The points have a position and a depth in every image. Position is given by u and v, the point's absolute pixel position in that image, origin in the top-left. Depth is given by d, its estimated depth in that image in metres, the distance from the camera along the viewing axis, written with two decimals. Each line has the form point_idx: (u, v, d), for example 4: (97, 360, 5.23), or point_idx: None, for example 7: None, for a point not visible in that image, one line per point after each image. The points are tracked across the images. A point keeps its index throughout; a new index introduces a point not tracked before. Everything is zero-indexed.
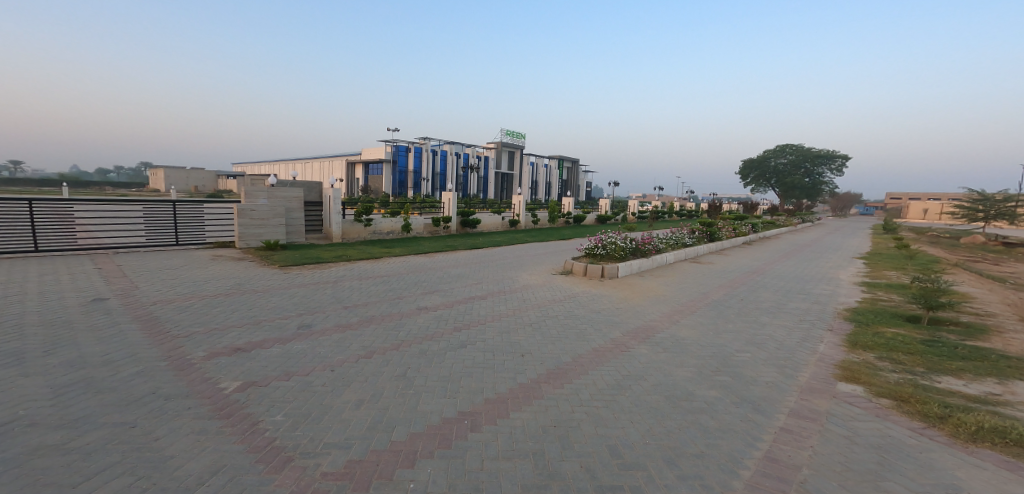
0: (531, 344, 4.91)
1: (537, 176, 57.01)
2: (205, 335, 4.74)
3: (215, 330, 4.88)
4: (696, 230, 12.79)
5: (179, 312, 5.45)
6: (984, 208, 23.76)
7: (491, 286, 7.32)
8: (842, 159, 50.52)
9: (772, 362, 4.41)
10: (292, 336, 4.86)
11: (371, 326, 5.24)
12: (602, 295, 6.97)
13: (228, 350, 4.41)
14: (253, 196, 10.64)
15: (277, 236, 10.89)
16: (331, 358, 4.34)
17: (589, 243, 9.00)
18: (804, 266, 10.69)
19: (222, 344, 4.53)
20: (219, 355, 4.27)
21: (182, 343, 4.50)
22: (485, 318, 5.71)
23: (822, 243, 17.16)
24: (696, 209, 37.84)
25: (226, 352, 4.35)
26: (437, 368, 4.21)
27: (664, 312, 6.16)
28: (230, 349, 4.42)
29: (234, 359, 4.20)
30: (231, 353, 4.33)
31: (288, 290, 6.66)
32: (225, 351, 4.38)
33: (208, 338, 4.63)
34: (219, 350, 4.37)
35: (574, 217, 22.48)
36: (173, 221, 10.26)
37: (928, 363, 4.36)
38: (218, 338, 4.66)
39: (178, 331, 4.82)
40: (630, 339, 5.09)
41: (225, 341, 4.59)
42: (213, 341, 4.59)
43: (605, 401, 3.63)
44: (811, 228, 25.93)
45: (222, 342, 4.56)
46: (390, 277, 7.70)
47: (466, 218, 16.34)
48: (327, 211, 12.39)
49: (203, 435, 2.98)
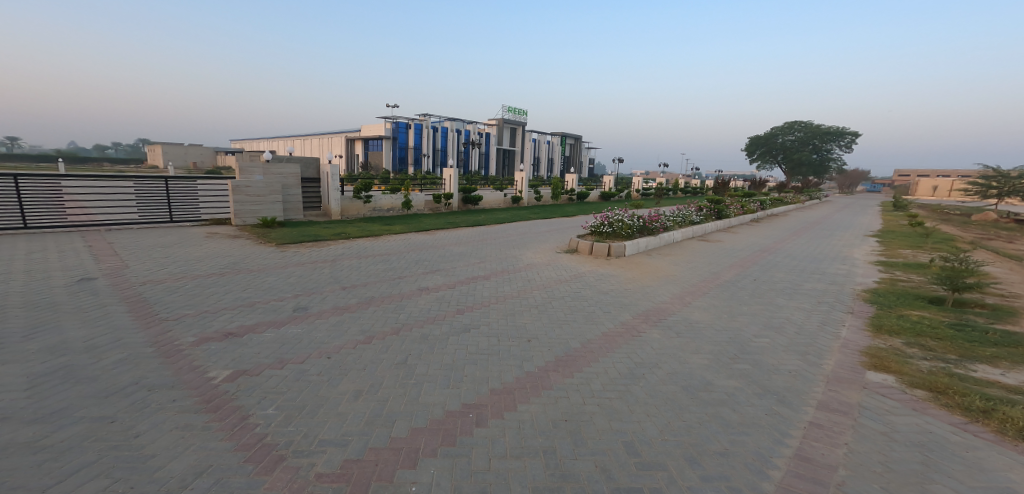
0: (537, 328, 4.67)
1: (540, 152, 56.15)
2: (196, 318, 4.51)
3: (207, 314, 4.65)
4: (704, 207, 12.45)
5: (169, 293, 5.22)
6: (998, 184, 23.09)
7: (495, 266, 7.05)
8: (852, 135, 49.34)
9: (794, 347, 4.15)
10: (287, 319, 4.63)
11: (370, 308, 5.00)
12: (611, 275, 6.72)
13: (219, 334, 4.18)
14: (248, 172, 10.31)
15: (274, 214, 10.60)
16: (328, 344, 4.12)
17: (594, 220, 8.67)
18: (817, 245, 10.36)
19: (213, 328, 4.30)
20: (211, 341, 4.04)
21: (171, 327, 4.28)
22: (489, 300, 5.46)
23: (832, 220, 16.78)
24: (702, 187, 37.23)
25: (217, 337, 4.12)
26: (440, 355, 4.00)
27: (676, 293, 5.90)
28: (222, 334, 4.19)
29: (225, 345, 3.98)
30: (222, 339, 4.11)
31: (284, 270, 6.41)
32: (216, 336, 4.16)
33: (199, 323, 4.40)
34: (210, 336, 4.14)
35: (579, 194, 22.08)
36: (167, 198, 9.97)
37: (960, 350, 4.10)
38: (208, 322, 4.43)
39: (168, 314, 4.59)
40: (642, 323, 4.85)
41: (216, 326, 4.36)
42: (204, 325, 4.36)
43: (618, 393, 3.39)
44: (820, 206, 25.46)
45: (213, 327, 4.33)
46: (390, 256, 7.43)
47: (468, 195, 15.99)
48: (325, 188, 12.07)
49: (187, 431, 2.78)
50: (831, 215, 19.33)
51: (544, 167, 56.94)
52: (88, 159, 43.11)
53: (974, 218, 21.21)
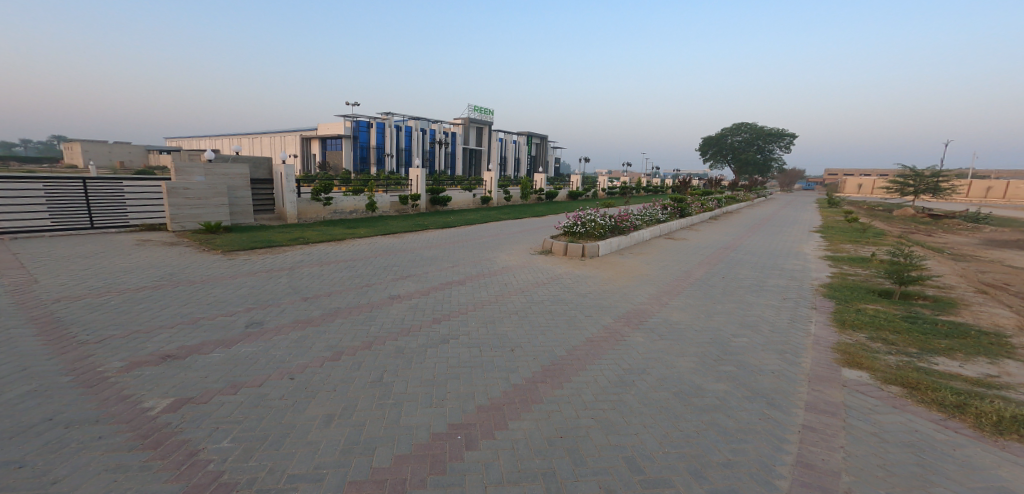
0: (520, 336, 4.50)
1: (506, 152, 55.92)
2: (124, 340, 3.96)
3: (139, 334, 4.10)
4: (668, 206, 12.75)
5: (93, 312, 4.58)
6: (915, 182, 25.34)
7: (469, 270, 6.79)
8: (792, 137, 52.74)
9: (771, 346, 4.25)
10: (238, 337, 4.17)
11: (336, 321, 4.62)
12: (586, 277, 6.66)
13: (156, 357, 3.69)
14: (186, 173, 9.41)
15: (217, 218, 9.75)
16: (289, 364, 3.73)
17: (567, 221, 8.65)
18: (773, 241, 10.85)
19: (147, 351, 3.78)
20: (144, 366, 3.54)
21: (93, 352, 3.72)
22: (466, 307, 5.21)
23: (780, 217, 17.74)
24: (660, 185, 38.47)
25: (153, 361, 3.63)
26: (419, 370, 3.72)
27: (653, 294, 5.92)
28: (159, 357, 3.69)
29: (162, 370, 3.50)
30: (159, 362, 3.62)
31: (234, 280, 5.85)
32: (151, 359, 3.66)
33: (129, 345, 3.86)
34: (143, 360, 3.63)
35: (547, 194, 22.11)
36: (86, 201, 8.92)
37: (918, 343, 4.36)
38: (141, 344, 3.90)
39: (89, 336, 4.00)
40: (624, 327, 4.80)
41: (150, 348, 3.84)
42: (135, 348, 3.83)
43: (611, 403, 3.29)
44: (768, 203, 26.94)
45: (146, 350, 3.81)
46: (355, 262, 6.99)
47: (435, 196, 15.56)
48: (278, 189, 11.29)
49: (121, 473, 2.37)
50: (781, 212, 20.43)
51: (510, 166, 56.75)
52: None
53: (897, 214, 23.18)
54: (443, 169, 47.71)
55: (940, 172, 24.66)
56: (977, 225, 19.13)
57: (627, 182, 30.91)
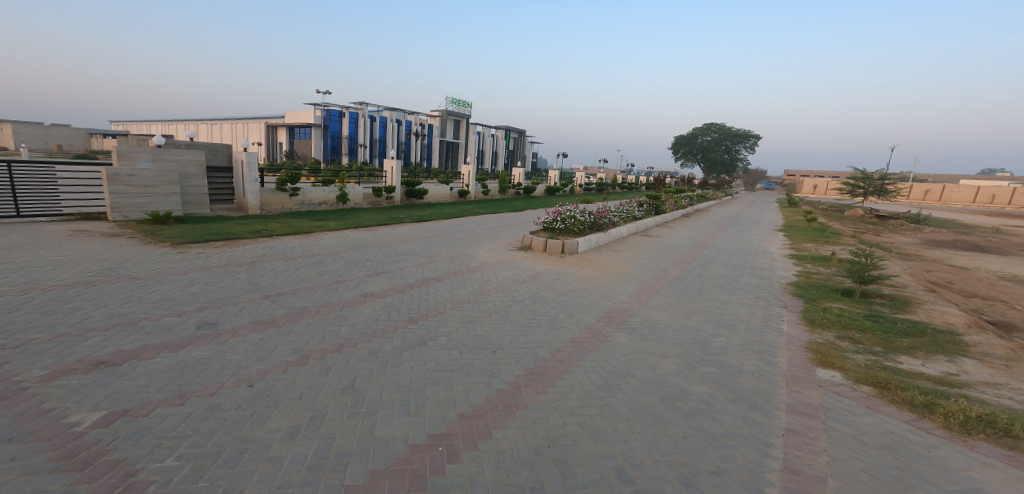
0: (501, 337, 4.35)
1: (483, 145, 55.43)
2: (46, 345, 3.57)
3: (64, 338, 3.71)
4: (644, 204, 12.87)
5: (15, 313, 4.10)
6: (865, 185, 26.76)
7: (446, 266, 6.56)
8: (755, 138, 54.73)
9: (748, 346, 4.29)
10: (187, 341, 3.82)
11: (303, 321, 4.32)
12: (565, 274, 6.59)
13: (86, 365, 3.34)
14: (131, 158, 8.70)
15: (168, 206, 9.07)
16: (248, 369, 3.43)
17: (547, 217, 8.58)
18: (743, 239, 11.13)
19: (74, 358, 3.42)
20: (70, 374, 3.19)
21: (7, 359, 3.33)
22: (444, 306, 5.00)
23: (746, 216, 18.32)
24: (632, 181, 39.14)
25: (82, 369, 3.28)
26: (395, 375, 3.51)
27: (632, 292, 5.90)
28: (89, 364, 3.34)
29: (91, 378, 3.16)
30: (90, 370, 3.28)
31: (185, 276, 5.40)
32: (80, 367, 3.31)
33: (52, 351, 3.48)
34: (69, 367, 3.28)
35: (525, 188, 21.97)
36: (11, 187, 8.09)
37: (883, 342, 4.52)
38: (67, 350, 3.52)
39: (5, 341, 3.59)
40: (607, 327, 4.74)
41: (78, 354, 3.47)
42: (59, 354, 3.45)
43: (597, 409, 3.20)
44: (735, 202, 27.86)
45: (73, 356, 3.44)
46: (323, 257, 6.63)
47: (410, 188, 15.12)
48: (239, 177, 10.62)
49: None
50: (748, 211, 21.11)
51: (488, 159, 56.35)
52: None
53: (849, 214, 24.44)
54: (419, 161, 46.74)
55: (888, 176, 26.14)
56: (924, 226, 20.44)
57: (603, 178, 31.22)
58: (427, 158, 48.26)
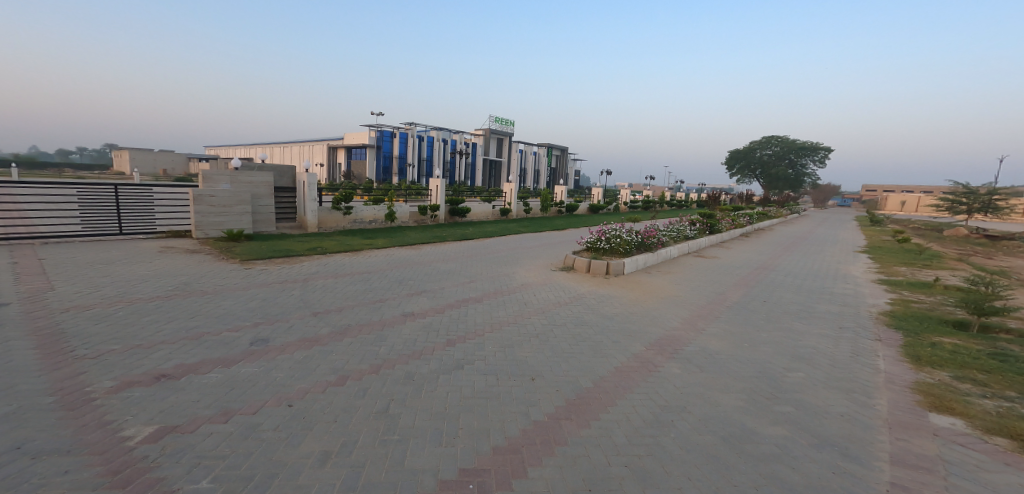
0: (542, 364, 4.10)
1: (526, 163, 55.92)
2: (120, 357, 3.77)
3: (136, 350, 3.91)
4: (696, 222, 12.14)
5: (97, 324, 4.42)
6: (969, 200, 23.72)
7: (487, 286, 6.43)
8: (827, 151, 50.77)
9: (832, 384, 3.70)
10: (240, 357, 3.90)
11: (345, 340, 4.32)
12: (612, 296, 6.23)
13: (149, 377, 3.47)
14: (212, 181, 9.35)
15: (240, 225, 9.75)
16: (289, 388, 3.43)
17: (591, 236, 8.26)
18: (816, 261, 10.10)
19: (140, 370, 3.57)
20: (134, 387, 3.32)
21: (85, 369, 3.53)
22: (483, 329, 4.83)
23: (816, 235, 16.79)
24: (686, 199, 37.47)
25: (145, 381, 3.40)
26: (429, 400, 3.36)
27: (686, 318, 5.42)
28: (152, 377, 3.47)
29: (152, 392, 3.27)
30: (151, 383, 3.40)
31: (246, 291, 5.65)
32: (143, 379, 3.44)
33: (123, 363, 3.67)
34: (135, 379, 3.42)
35: (567, 206, 21.65)
36: (116, 208, 9.01)
37: (1017, 385, 3.69)
38: (136, 362, 3.69)
39: (86, 351, 3.84)
40: (658, 355, 4.32)
41: (145, 367, 3.63)
42: (129, 366, 3.62)
43: (647, 449, 2.84)
44: (803, 220, 25.76)
45: (140, 368, 3.60)
46: (370, 275, 6.74)
47: (454, 207, 15.36)
48: (300, 198, 11.28)
49: None
50: (815, 229, 19.38)
51: (531, 177, 56.60)
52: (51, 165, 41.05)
53: (948, 233, 21.66)
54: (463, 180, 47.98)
55: (998, 190, 23.04)
56: None
57: (650, 195, 30.17)
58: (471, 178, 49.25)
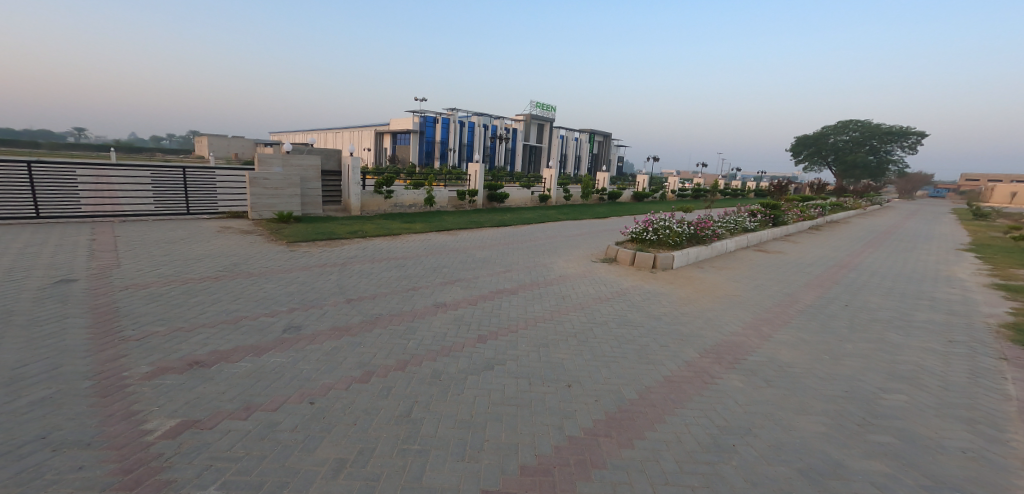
0: (580, 369, 3.71)
1: (568, 149, 54.46)
2: (161, 340, 3.70)
3: (177, 333, 3.83)
4: (759, 213, 11.06)
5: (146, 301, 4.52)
6: None
7: (524, 277, 6.07)
8: (917, 136, 45.22)
9: (944, 412, 3.01)
10: (271, 344, 3.79)
11: (374, 331, 4.14)
12: (661, 293, 5.67)
13: (183, 364, 3.41)
14: (268, 163, 9.82)
15: (291, 207, 10.02)
16: (313, 383, 3.27)
17: (637, 226, 7.65)
18: (905, 260, 8.82)
19: (177, 355, 3.50)
20: (167, 374, 3.26)
21: (127, 351, 3.51)
22: (517, 325, 4.49)
23: (901, 230, 14.86)
24: (745, 187, 34.74)
25: (178, 368, 3.34)
26: (455, 406, 3.09)
27: (750, 321, 4.76)
28: (186, 364, 3.40)
29: (182, 380, 3.20)
30: (183, 370, 3.33)
31: (288, 274, 5.61)
32: (177, 366, 3.38)
33: (163, 347, 3.60)
34: (170, 366, 3.36)
35: (610, 193, 20.72)
36: (184, 188, 9.33)
37: None
38: (175, 346, 3.63)
39: (132, 331, 3.82)
40: (715, 365, 3.77)
41: (182, 352, 3.56)
42: (168, 350, 3.56)
43: (704, 480, 2.38)
44: (883, 212, 23.08)
45: (177, 353, 3.53)
46: (406, 261, 6.60)
47: (493, 192, 15.10)
48: (346, 181, 11.46)
49: None
50: (898, 223, 17.16)
51: (570, 163, 55.21)
52: (142, 150, 45.07)
53: None
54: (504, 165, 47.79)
55: None
56: None
57: (701, 183, 28.17)
58: (510, 162, 48.59)
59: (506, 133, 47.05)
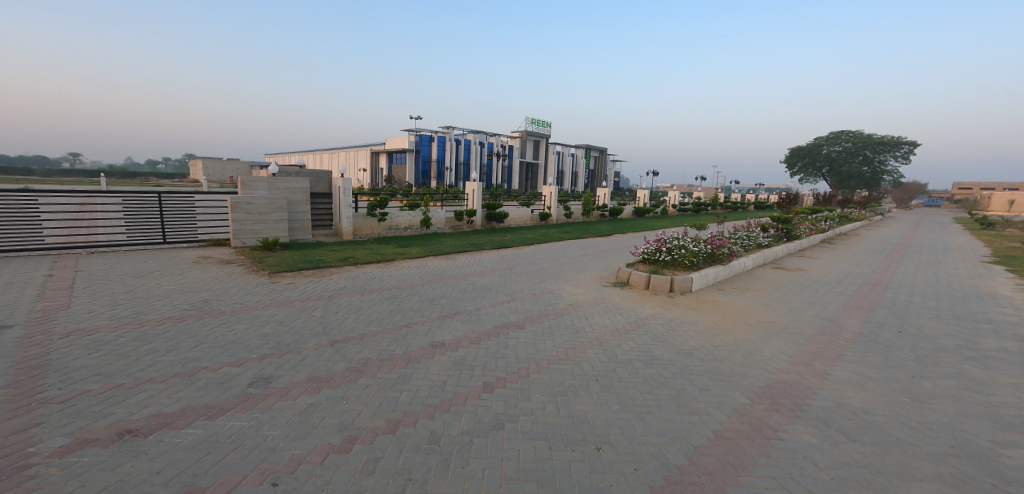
0: (609, 425, 3.06)
1: (563, 165, 54.35)
2: (91, 402, 2.97)
3: (114, 393, 3.10)
4: (771, 227, 10.53)
5: (86, 345, 3.79)
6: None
7: (531, 307, 5.43)
8: (910, 146, 45.43)
9: None
10: (231, 403, 3.10)
11: (360, 383, 3.49)
12: (686, 322, 5.05)
13: (111, 433, 2.67)
14: (251, 187, 9.35)
15: (277, 233, 9.38)
16: (280, 455, 2.59)
17: (648, 245, 7.07)
18: (933, 276, 8.29)
19: (107, 422, 2.77)
20: (87, 449, 2.51)
21: (43, 418, 2.77)
22: (528, 368, 3.85)
23: (914, 241, 14.41)
24: (745, 200, 34.39)
25: (104, 440, 2.60)
26: (460, 485, 2.44)
27: (795, 356, 4.14)
28: (115, 433, 2.66)
29: (106, 456, 2.46)
30: (109, 442, 2.59)
31: (265, 311, 4.94)
32: (103, 436, 2.64)
33: (91, 411, 2.86)
34: (93, 437, 2.62)
35: (610, 209, 20.22)
36: (160, 216, 8.57)
37: None
38: (107, 410, 2.89)
39: (59, 391, 3.10)
40: (772, 415, 3.15)
41: (114, 417, 2.83)
42: (97, 416, 2.83)
43: None
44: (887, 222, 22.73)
45: (108, 418, 2.80)
46: (399, 292, 5.96)
47: (491, 212, 14.53)
48: (336, 204, 10.87)
49: None
50: (907, 234, 16.71)
51: (565, 180, 55.05)
52: (135, 174, 44.47)
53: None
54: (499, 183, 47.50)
55: None
56: None
57: (701, 197, 27.71)
58: (506, 180, 48.31)
59: (501, 151, 46.90)
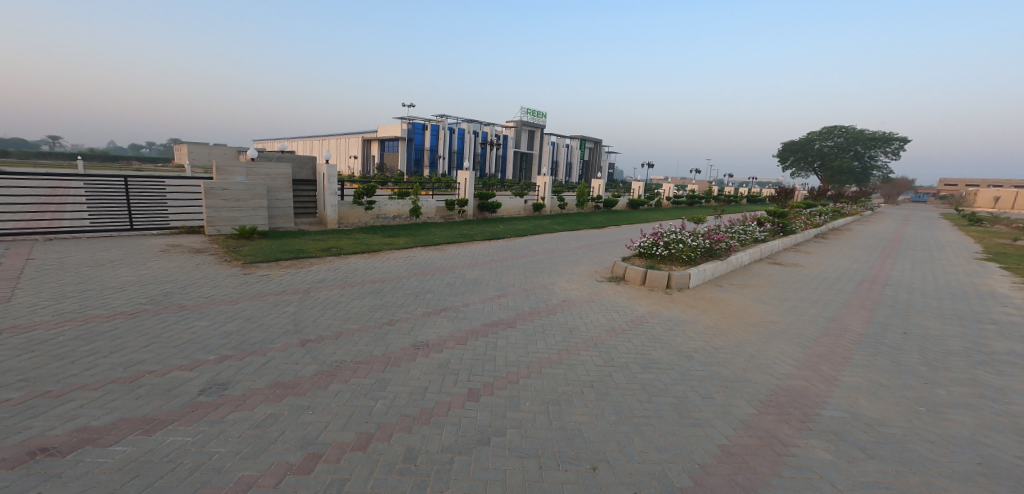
0: (607, 438, 2.77)
1: (557, 156, 53.81)
2: (7, 414, 2.60)
3: (36, 402, 2.73)
4: (768, 221, 10.30)
5: (16, 345, 3.39)
6: None
7: (522, 304, 5.11)
8: (900, 142, 45.72)
9: None
10: (176, 415, 2.75)
11: (330, 390, 3.15)
12: (685, 321, 4.78)
13: (22, 452, 2.31)
14: (228, 172, 8.84)
15: (255, 220, 8.91)
16: (225, 478, 2.25)
17: (645, 238, 6.77)
18: (931, 274, 8.13)
19: (20, 438, 2.41)
20: None
21: None
22: (518, 373, 3.54)
23: (908, 237, 14.33)
24: (738, 193, 34.28)
25: (10, 461, 2.24)
26: None
27: (801, 360, 3.87)
28: (27, 452, 2.30)
29: (8, 482, 2.11)
30: (16, 464, 2.22)
31: (232, 306, 4.56)
32: (10, 455, 2.27)
33: (4, 425, 2.49)
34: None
35: (606, 200, 19.92)
36: (126, 202, 8.05)
37: None
38: (23, 424, 2.52)
39: None
40: (781, 425, 2.88)
41: (30, 432, 2.46)
42: (9, 431, 2.46)
43: None
44: (879, 218, 22.76)
45: (21, 434, 2.43)
46: (383, 285, 5.60)
47: (484, 201, 14.14)
48: (321, 191, 10.39)
49: None
50: (900, 229, 16.67)
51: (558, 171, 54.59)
52: (116, 159, 43.07)
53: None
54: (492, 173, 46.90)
55: None
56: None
57: (696, 189, 27.45)
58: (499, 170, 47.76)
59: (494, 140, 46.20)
